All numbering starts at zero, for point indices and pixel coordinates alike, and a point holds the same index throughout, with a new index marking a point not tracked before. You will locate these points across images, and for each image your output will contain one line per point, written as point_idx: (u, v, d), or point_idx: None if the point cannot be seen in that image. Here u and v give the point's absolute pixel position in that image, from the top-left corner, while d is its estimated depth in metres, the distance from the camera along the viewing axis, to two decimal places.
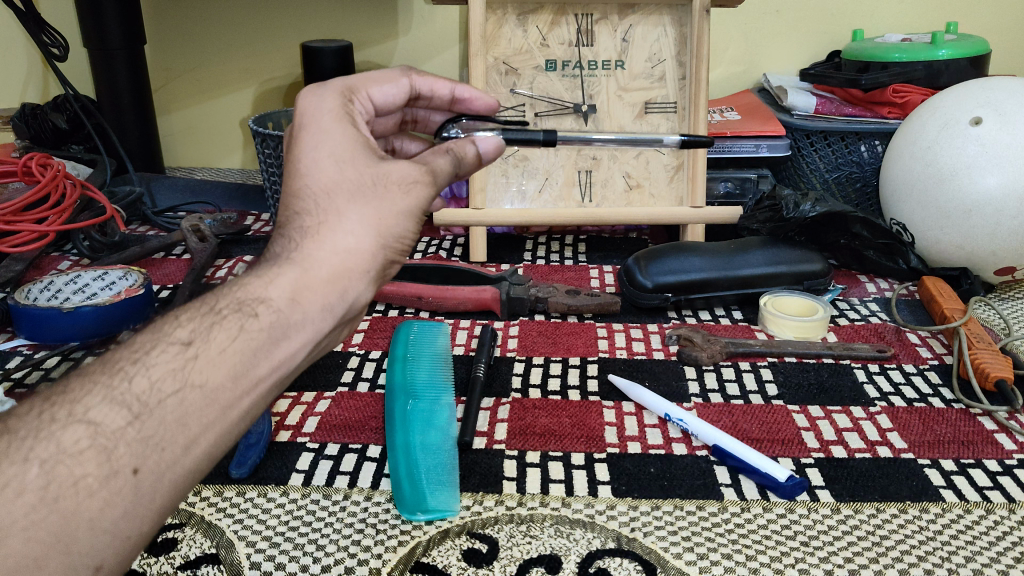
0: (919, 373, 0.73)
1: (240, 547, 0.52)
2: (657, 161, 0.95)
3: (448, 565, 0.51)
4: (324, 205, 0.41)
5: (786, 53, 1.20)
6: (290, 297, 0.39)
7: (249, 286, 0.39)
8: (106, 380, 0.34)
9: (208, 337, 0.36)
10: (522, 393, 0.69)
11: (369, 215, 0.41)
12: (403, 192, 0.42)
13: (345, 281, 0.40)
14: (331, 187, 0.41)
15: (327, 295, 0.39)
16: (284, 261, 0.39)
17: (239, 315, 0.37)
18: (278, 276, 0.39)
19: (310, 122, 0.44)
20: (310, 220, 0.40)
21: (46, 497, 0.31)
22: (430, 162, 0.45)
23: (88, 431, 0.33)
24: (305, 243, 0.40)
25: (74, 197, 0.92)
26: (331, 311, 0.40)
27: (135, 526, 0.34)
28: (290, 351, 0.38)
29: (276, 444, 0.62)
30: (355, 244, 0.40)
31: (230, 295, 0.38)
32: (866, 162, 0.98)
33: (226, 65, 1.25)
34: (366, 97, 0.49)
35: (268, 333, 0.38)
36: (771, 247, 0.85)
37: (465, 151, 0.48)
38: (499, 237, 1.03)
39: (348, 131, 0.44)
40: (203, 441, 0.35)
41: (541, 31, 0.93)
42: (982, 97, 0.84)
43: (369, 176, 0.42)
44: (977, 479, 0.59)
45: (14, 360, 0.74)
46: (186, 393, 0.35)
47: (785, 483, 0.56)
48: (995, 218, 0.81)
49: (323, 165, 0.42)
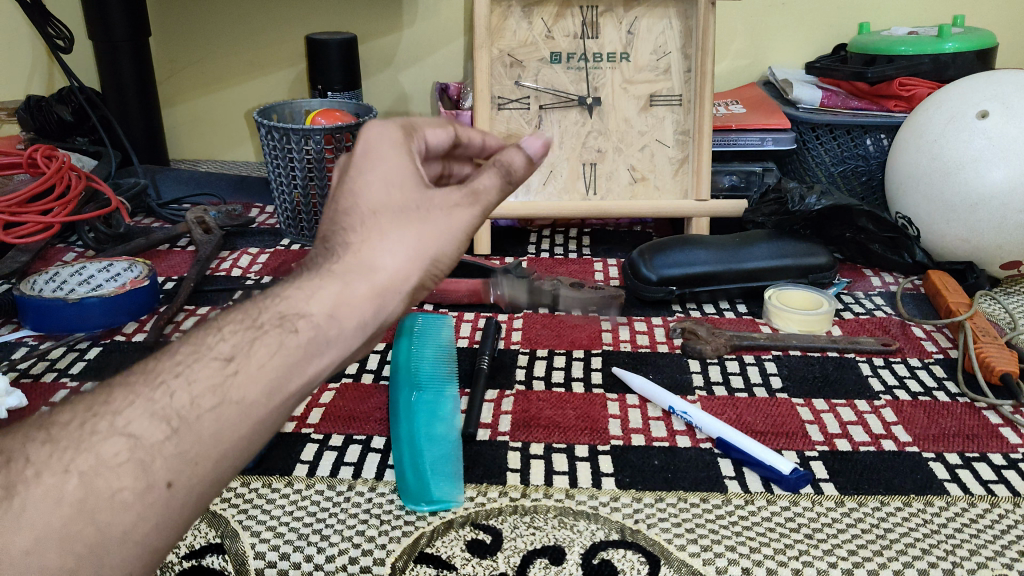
0: (924, 366, 0.73)
1: (245, 536, 0.52)
2: (662, 154, 0.95)
3: (453, 555, 0.51)
4: (367, 225, 0.39)
5: (792, 46, 1.20)
6: (329, 312, 0.37)
7: (289, 299, 0.37)
8: (146, 393, 0.33)
9: (251, 352, 0.35)
10: (526, 385, 0.69)
11: (411, 240, 0.39)
12: (448, 217, 0.40)
13: (383, 297, 0.38)
14: (378, 208, 0.39)
15: (365, 311, 0.37)
16: (325, 275, 0.38)
17: (278, 330, 0.36)
18: (317, 291, 0.37)
19: (367, 147, 0.41)
20: (353, 237, 0.39)
21: (84, 508, 0.31)
22: (475, 182, 0.42)
23: (127, 444, 0.32)
24: (347, 258, 0.38)
25: (79, 188, 0.91)
26: (365, 328, 0.38)
27: (163, 538, 0.32)
28: (321, 369, 0.36)
29: (282, 435, 0.62)
30: (396, 266, 0.38)
31: (270, 310, 0.37)
32: (873, 155, 0.97)
33: (231, 57, 1.25)
34: (425, 138, 0.44)
35: (304, 349, 0.36)
36: (776, 240, 0.84)
37: (513, 160, 0.43)
38: (504, 230, 1.03)
39: (398, 150, 0.41)
40: (232, 458, 0.34)
41: (546, 23, 0.93)
42: (990, 90, 0.83)
43: (413, 201, 0.40)
44: (982, 472, 0.59)
45: (20, 351, 0.74)
46: (223, 409, 0.33)
47: (790, 475, 0.57)
48: (1001, 211, 0.81)
49: (374, 185, 0.40)
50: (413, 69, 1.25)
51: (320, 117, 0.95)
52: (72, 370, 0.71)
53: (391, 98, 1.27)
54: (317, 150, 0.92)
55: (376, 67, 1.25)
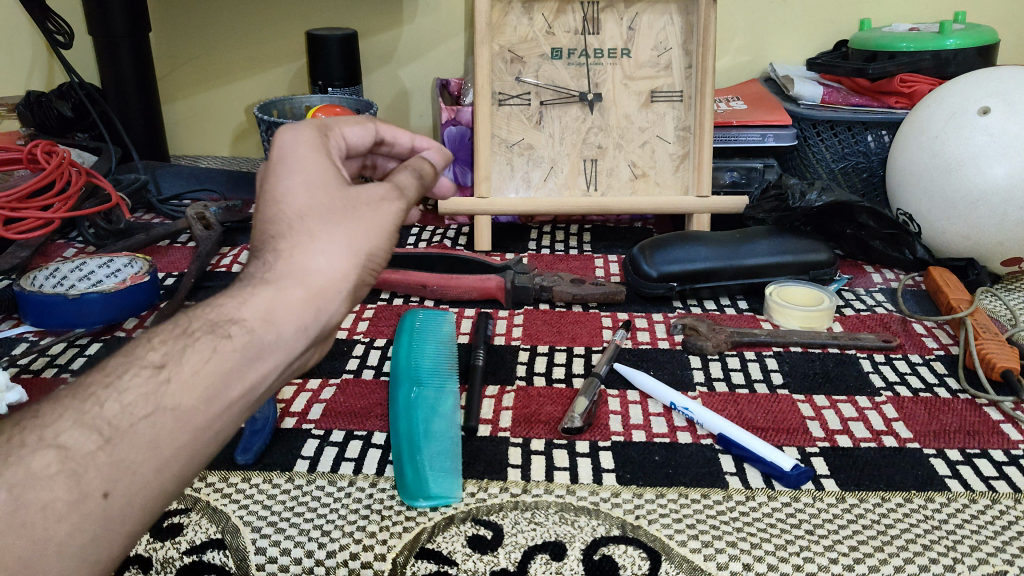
0: (925, 363, 0.73)
1: (246, 532, 0.52)
2: (663, 150, 0.95)
3: (454, 551, 0.51)
4: (297, 228, 0.39)
5: (793, 42, 1.20)
6: (263, 317, 0.37)
7: (222, 307, 0.38)
8: (77, 406, 0.34)
9: (182, 360, 0.36)
10: (526, 381, 0.69)
11: (341, 239, 0.39)
12: (375, 211, 0.41)
13: (319, 301, 0.38)
14: (305, 209, 0.39)
15: (302, 315, 0.38)
16: (259, 281, 0.38)
17: (211, 337, 0.37)
18: (252, 296, 0.38)
19: (284, 154, 0.41)
20: (282, 242, 0.39)
21: (13, 521, 0.31)
22: (394, 179, 0.44)
23: (58, 456, 0.32)
24: (279, 263, 0.39)
25: (79, 184, 0.91)
26: (305, 332, 0.38)
27: (103, 550, 0.33)
28: (263, 373, 0.37)
29: (282, 431, 0.62)
30: (329, 266, 0.39)
31: (202, 317, 0.37)
32: (874, 152, 0.97)
33: (231, 53, 1.25)
34: (341, 136, 0.45)
35: (242, 353, 0.37)
36: (777, 236, 0.84)
37: (422, 164, 0.47)
38: (505, 226, 1.03)
39: (317, 154, 0.41)
40: (175, 465, 0.34)
41: (547, 19, 0.93)
42: (991, 86, 0.83)
43: (339, 199, 0.40)
44: (983, 469, 0.59)
45: (20, 347, 0.74)
46: (157, 417, 0.34)
47: (791, 472, 0.56)
48: (1002, 208, 0.81)
49: (295, 187, 0.40)
50: (413, 65, 1.25)
51: (321, 113, 0.95)
52: (72, 366, 0.71)
53: (391, 95, 1.27)
54: None
55: (377, 63, 1.25)
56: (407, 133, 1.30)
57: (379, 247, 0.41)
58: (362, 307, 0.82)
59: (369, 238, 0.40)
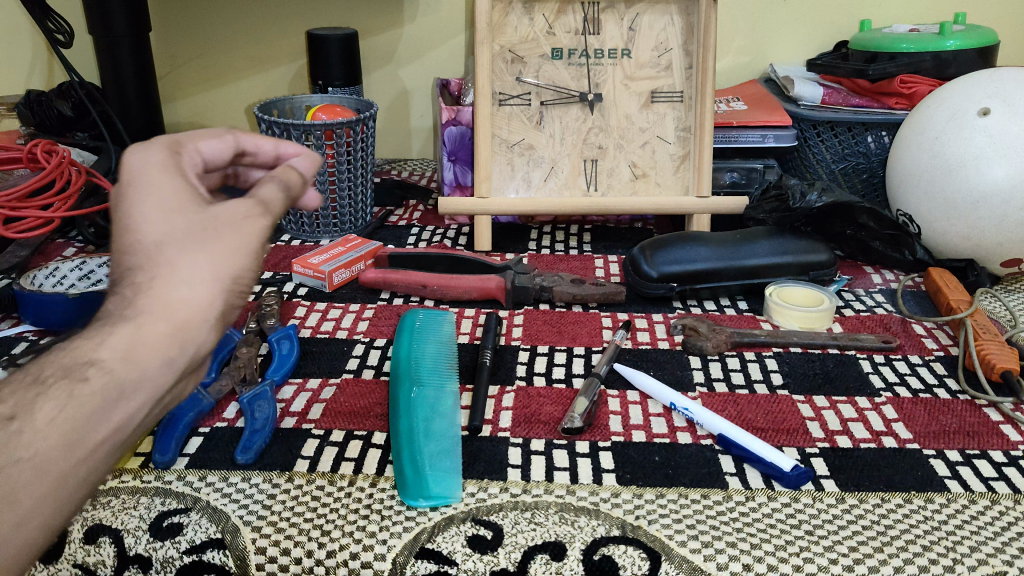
0: (925, 363, 0.73)
1: (245, 531, 0.52)
2: (663, 151, 0.95)
3: (454, 551, 0.51)
4: (154, 259, 0.36)
5: (794, 43, 1.20)
6: (123, 356, 0.34)
7: (79, 347, 0.34)
8: None
9: (35, 408, 0.33)
10: (526, 381, 0.69)
11: (202, 265, 0.36)
12: (237, 230, 0.38)
13: (184, 333, 0.35)
14: (162, 237, 0.37)
15: (165, 350, 0.35)
16: (114, 318, 0.35)
17: (66, 381, 0.33)
18: (109, 335, 0.34)
19: (134, 176, 0.39)
20: (141, 275, 0.36)
21: None
22: (258, 193, 0.40)
23: None
24: (137, 298, 0.35)
25: (79, 183, 0.91)
26: (171, 367, 0.35)
27: None
28: (126, 415, 0.34)
29: (282, 430, 0.62)
30: (191, 295, 0.36)
31: (56, 361, 0.34)
32: (874, 153, 0.97)
33: (231, 53, 1.25)
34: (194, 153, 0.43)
35: (99, 398, 0.33)
36: (777, 237, 0.84)
37: (292, 176, 0.43)
38: (505, 226, 1.03)
39: (174, 182, 0.39)
40: (38, 515, 0.33)
41: (548, 19, 0.93)
42: (991, 88, 0.83)
43: (196, 221, 0.38)
44: (982, 470, 0.59)
45: (19, 346, 0.74)
46: (13, 469, 0.32)
47: (790, 472, 0.56)
48: (1002, 209, 0.81)
49: (150, 216, 0.37)
50: (413, 65, 1.25)
51: (321, 113, 0.95)
52: None
53: (391, 94, 1.27)
54: (318, 145, 0.91)
55: (377, 63, 1.25)
56: (408, 133, 1.30)
57: (246, 267, 0.37)
58: (362, 307, 0.82)
59: (232, 260, 0.37)
